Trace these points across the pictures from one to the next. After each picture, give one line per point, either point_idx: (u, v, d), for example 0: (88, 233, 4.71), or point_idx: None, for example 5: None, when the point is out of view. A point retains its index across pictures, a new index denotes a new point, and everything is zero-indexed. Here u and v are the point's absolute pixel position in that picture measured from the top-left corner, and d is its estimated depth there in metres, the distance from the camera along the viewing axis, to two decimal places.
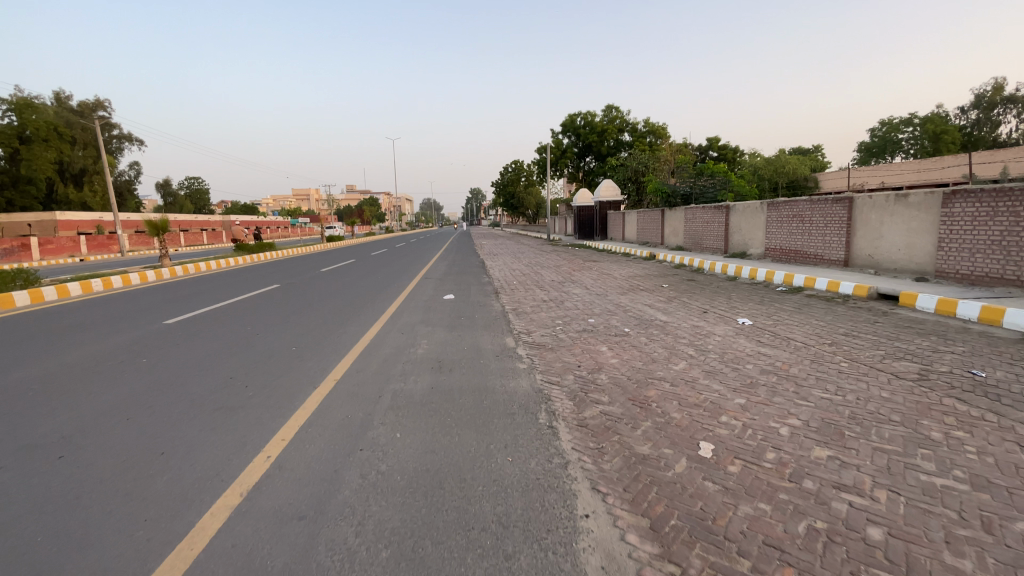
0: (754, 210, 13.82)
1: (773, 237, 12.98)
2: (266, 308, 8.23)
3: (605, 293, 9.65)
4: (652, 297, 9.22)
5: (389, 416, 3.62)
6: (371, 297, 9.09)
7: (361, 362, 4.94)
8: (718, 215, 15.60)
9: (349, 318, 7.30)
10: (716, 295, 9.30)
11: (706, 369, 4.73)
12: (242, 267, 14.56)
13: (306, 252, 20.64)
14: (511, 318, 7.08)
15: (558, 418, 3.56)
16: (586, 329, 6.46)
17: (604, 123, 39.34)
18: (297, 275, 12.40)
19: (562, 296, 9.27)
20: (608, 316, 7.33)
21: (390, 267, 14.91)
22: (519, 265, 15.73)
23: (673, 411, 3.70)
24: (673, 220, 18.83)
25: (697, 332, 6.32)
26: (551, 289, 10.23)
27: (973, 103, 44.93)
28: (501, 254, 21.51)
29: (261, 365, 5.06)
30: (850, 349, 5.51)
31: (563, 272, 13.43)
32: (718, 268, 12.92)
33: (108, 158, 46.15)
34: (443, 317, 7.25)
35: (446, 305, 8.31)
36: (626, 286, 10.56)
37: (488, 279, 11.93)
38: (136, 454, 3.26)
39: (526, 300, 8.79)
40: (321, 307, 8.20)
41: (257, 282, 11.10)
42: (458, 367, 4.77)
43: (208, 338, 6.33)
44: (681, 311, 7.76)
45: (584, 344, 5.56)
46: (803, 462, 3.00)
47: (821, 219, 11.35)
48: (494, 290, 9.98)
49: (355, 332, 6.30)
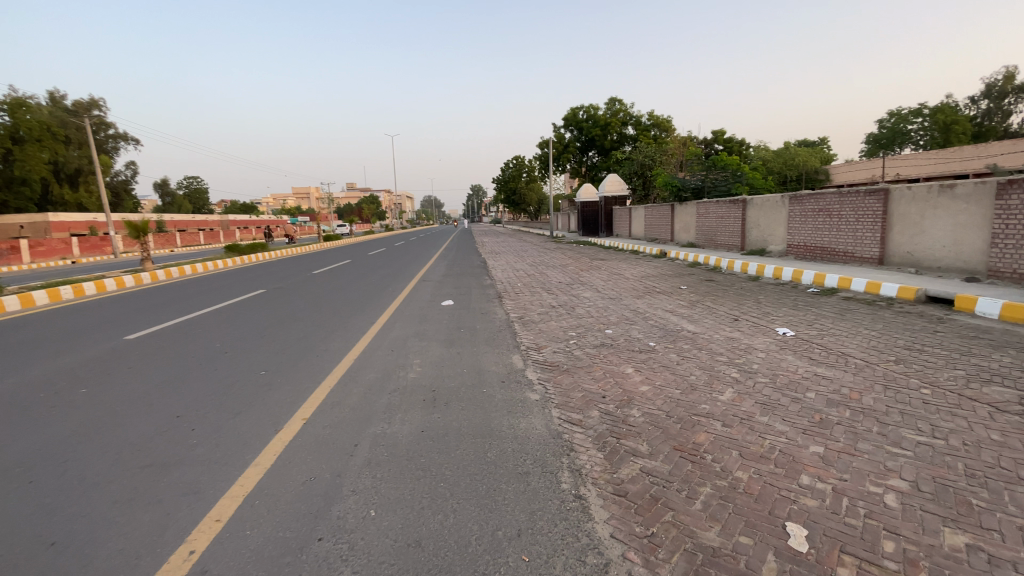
0: (775, 204, 12.90)
1: (797, 233, 12.06)
2: (243, 317, 7.32)
3: (619, 296, 8.79)
4: (672, 301, 8.33)
5: (363, 481, 2.75)
6: (361, 304, 8.19)
7: (339, 393, 4.07)
8: (734, 210, 14.68)
9: (334, 329, 6.42)
10: (742, 298, 8.42)
11: (760, 400, 3.85)
12: (229, 270, 13.70)
13: (301, 252, 19.78)
14: (517, 330, 6.21)
15: (587, 482, 2.69)
16: (604, 341, 5.58)
17: (607, 116, 38.33)
18: (286, 278, 11.55)
19: (572, 300, 8.40)
20: (627, 326, 6.45)
21: (385, 269, 13.99)
22: (523, 264, 14.81)
23: (736, 468, 2.83)
24: (684, 215, 17.92)
25: (733, 345, 5.45)
26: (560, 292, 9.38)
27: (985, 93, 43.85)
28: (503, 252, 20.64)
29: (218, 396, 4.17)
30: (924, 370, 4.60)
31: (570, 272, 12.58)
32: (738, 266, 12.01)
33: (102, 157, 45.27)
34: (440, 328, 6.36)
35: (445, 313, 7.43)
36: (641, 288, 9.68)
37: (490, 281, 11.04)
38: (16, 543, 2.39)
39: (533, 307, 7.91)
40: (304, 316, 7.29)
41: (240, 287, 10.20)
42: (455, 399, 3.89)
43: (167, 357, 5.43)
44: (708, 318, 6.88)
45: (605, 364, 4.69)
46: (937, 560, 2.13)
47: (851, 213, 10.44)
48: (497, 294, 9.09)
49: (338, 350, 5.42)
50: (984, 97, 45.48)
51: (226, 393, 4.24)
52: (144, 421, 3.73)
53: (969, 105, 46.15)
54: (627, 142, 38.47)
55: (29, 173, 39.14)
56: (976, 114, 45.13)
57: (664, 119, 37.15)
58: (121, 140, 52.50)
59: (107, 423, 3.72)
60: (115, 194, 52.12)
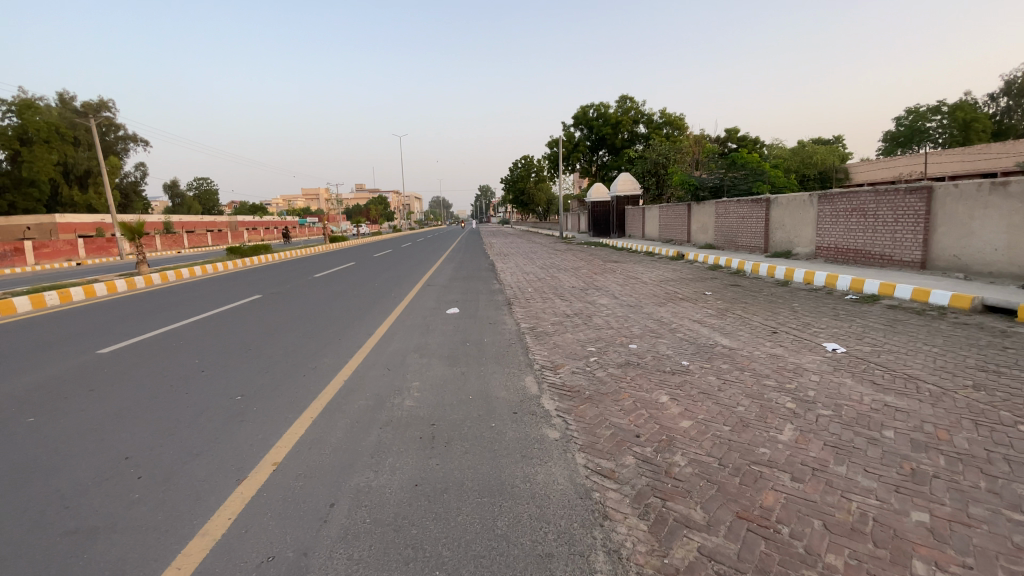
0: (802, 203, 12.12)
1: (827, 235, 11.29)
2: (230, 326, 6.70)
3: (639, 303, 8.10)
4: (698, 309, 7.62)
5: (335, 565, 2.10)
6: (360, 312, 7.55)
7: (320, 428, 3.42)
8: (756, 210, 13.92)
9: (327, 343, 5.78)
10: (775, 306, 7.70)
11: (830, 443, 3.16)
12: (228, 272, 13.14)
13: (306, 254, 19.24)
14: (530, 344, 5.54)
15: (630, 572, 2.02)
16: (630, 358, 4.91)
17: (618, 114, 37.51)
18: (285, 282, 10.97)
19: (589, 308, 7.72)
20: (653, 339, 5.77)
21: (389, 272, 13.36)
22: (533, 267, 14.13)
23: (825, 551, 2.16)
24: (702, 215, 17.15)
25: (779, 366, 4.74)
26: (574, 298, 8.71)
27: (1007, 90, 42.61)
28: (512, 254, 20.00)
29: (181, 431, 3.55)
30: (1015, 400, 3.88)
31: (583, 276, 11.89)
32: (763, 270, 11.25)
33: (110, 158, 45.15)
34: (444, 341, 5.71)
35: (450, 323, 6.77)
36: (662, 293, 8.99)
37: (499, 286, 10.38)
38: None
39: (546, 315, 7.23)
40: (297, 327, 6.67)
41: (235, 293, 9.62)
42: (458, 436, 3.22)
43: (136, 376, 4.82)
44: (742, 331, 6.17)
45: (635, 391, 4.01)
46: None
47: (890, 212, 9.66)
48: (506, 301, 8.43)
49: (327, 368, 4.79)
50: (1006, 93, 44.20)
51: (191, 426, 3.61)
52: (86, 465, 3.11)
53: (990, 102, 44.87)
54: (638, 140, 37.67)
55: (36, 175, 38.97)
56: (997, 112, 43.90)
57: (676, 117, 36.31)
58: (130, 142, 52.44)
59: (42, 467, 3.10)
60: (124, 195, 52.08)
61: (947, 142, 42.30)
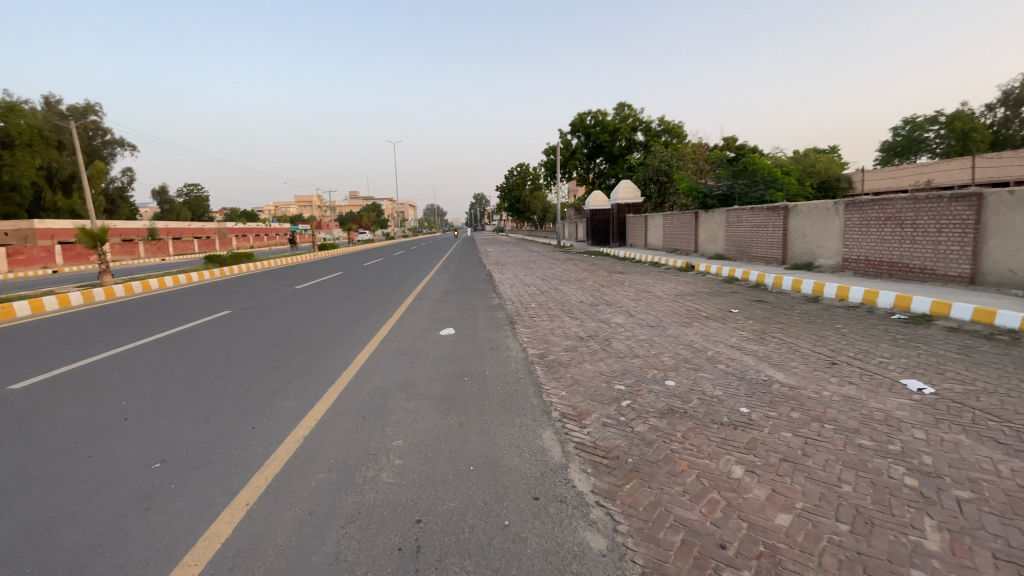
0: (826, 211, 11.21)
1: (857, 246, 10.36)
2: (183, 353, 5.62)
3: (661, 322, 7.11)
4: (731, 331, 6.62)
5: None
6: (340, 334, 6.49)
7: (255, 528, 2.35)
8: (773, 218, 13.02)
9: (294, 376, 4.71)
10: (817, 328, 6.74)
11: (1005, 559, 2.15)
12: (201, 284, 12.01)
13: (291, 263, 18.10)
14: (543, 380, 4.50)
15: None
16: (670, 402, 3.89)
17: (617, 121, 36.76)
18: (261, 295, 9.88)
19: (605, 328, 6.71)
20: (691, 373, 4.75)
21: (377, 283, 12.29)
22: (535, 279, 13.12)
23: None
24: (711, 223, 16.24)
25: (864, 415, 3.73)
26: (586, 316, 7.70)
27: (1003, 101, 42.48)
28: (509, 263, 18.95)
29: (58, 527, 2.47)
30: None
31: (590, 289, 10.92)
32: (787, 283, 10.29)
33: (96, 163, 43.83)
34: (437, 374, 4.65)
35: (444, 348, 5.73)
36: (684, 311, 8.00)
37: (499, 300, 9.33)
38: None
39: (557, 337, 6.21)
40: (261, 354, 5.59)
41: (202, 309, 8.53)
42: (455, 547, 2.17)
43: (38, 425, 3.71)
44: (794, 361, 5.17)
45: (694, 458, 2.98)
46: None
47: (931, 221, 8.73)
48: (509, 319, 7.40)
49: (286, 417, 3.72)
50: (1001, 104, 44.08)
51: (76, 519, 2.54)
52: None
53: (987, 112, 44.66)
54: (636, 148, 36.89)
55: (18, 180, 37.55)
56: (992, 122, 43.75)
57: (675, 124, 35.62)
58: (117, 146, 51.29)
59: None
60: (110, 201, 50.75)
61: (945, 153, 41.94)
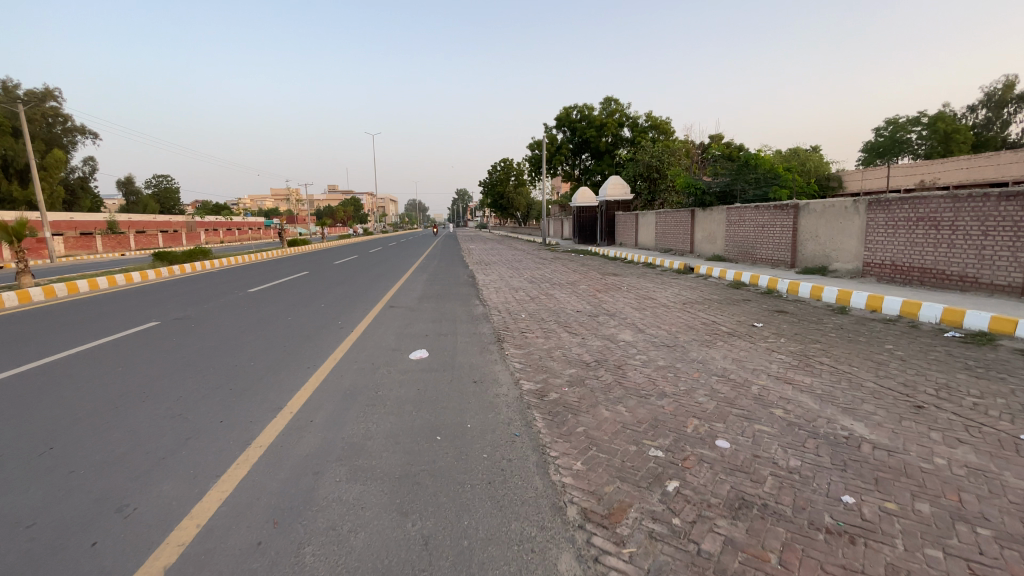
0: (844, 210, 10.15)
1: (882, 249, 9.31)
2: (58, 391, 4.19)
3: (679, 340, 5.92)
4: (765, 353, 5.45)
5: None
6: (281, 359, 5.13)
7: None
8: (780, 217, 11.96)
9: (195, 436, 3.34)
10: (867, 351, 5.61)
11: None
12: (140, 285, 10.44)
13: (254, 262, 16.48)
14: (547, 439, 3.22)
15: None
16: (738, 488, 2.66)
17: (603, 116, 35.56)
18: (201, 302, 8.39)
19: (614, 350, 5.47)
20: (744, 424, 3.53)
21: (345, 285, 10.86)
22: (521, 282, 11.82)
23: None
24: (709, 222, 15.15)
25: (1018, 509, 2.57)
26: (587, 331, 6.46)
27: (984, 102, 42.64)
28: (493, 263, 17.62)
29: None
30: None
31: (586, 295, 9.69)
32: (805, 289, 9.19)
33: (53, 150, 40.95)
34: (397, 431, 3.33)
35: (413, 380, 4.41)
36: (701, 324, 6.82)
37: (482, 310, 8.02)
38: None
39: (556, 364, 4.93)
40: (167, 392, 4.20)
41: (122, 321, 7.03)
42: None
43: None
44: (867, 403, 4.01)
45: None
46: None
47: (975, 224, 7.69)
48: (495, 336, 6.11)
49: (150, 527, 2.37)
50: (983, 106, 44.19)
51: None
52: None
53: (968, 113, 44.80)
54: (623, 144, 35.80)
55: None
56: (973, 124, 43.93)
57: (662, 121, 34.64)
58: (79, 133, 48.44)
59: None
60: (71, 191, 47.90)
61: (928, 153, 41.83)
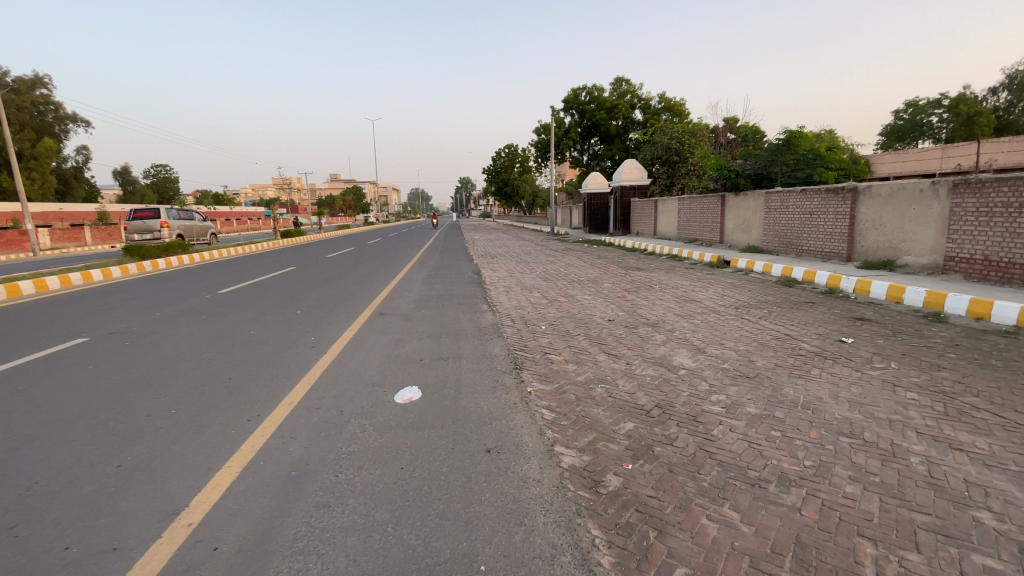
0: (919, 194, 8.56)
1: (970, 242, 7.76)
2: None
3: (759, 368, 4.41)
4: (885, 390, 3.96)
5: None
6: (216, 403, 3.67)
7: None
8: (833, 203, 10.38)
9: None
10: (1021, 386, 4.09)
11: None
12: (93, 286, 8.99)
13: (242, 256, 15.06)
14: None
15: None
16: None
17: (613, 98, 33.78)
18: (152, 309, 6.94)
19: (677, 385, 3.97)
20: (953, 559, 2.07)
21: (332, 284, 9.41)
22: (536, 279, 10.33)
23: None
24: (742, 210, 13.57)
25: None
26: (631, 350, 4.97)
27: (1009, 83, 40.54)
28: (500, 255, 16.10)
29: None
30: None
31: (615, 295, 8.22)
32: (880, 290, 7.65)
33: (44, 139, 39.46)
34: None
35: (394, 447, 2.94)
36: (775, 340, 5.32)
37: (493, 318, 6.54)
38: None
39: (604, 411, 3.46)
40: (15, 475, 2.73)
41: (39, 336, 5.57)
42: None
43: None
44: None
45: None
46: None
47: None
48: (512, 361, 4.63)
49: None
50: (1008, 87, 42.04)
51: None
52: None
53: (991, 95, 42.72)
54: (634, 127, 34.02)
55: None
56: (997, 107, 41.84)
57: (676, 102, 32.89)
58: (72, 123, 46.83)
59: None
60: (64, 181, 46.40)
61: (951, 136, 39.65)
